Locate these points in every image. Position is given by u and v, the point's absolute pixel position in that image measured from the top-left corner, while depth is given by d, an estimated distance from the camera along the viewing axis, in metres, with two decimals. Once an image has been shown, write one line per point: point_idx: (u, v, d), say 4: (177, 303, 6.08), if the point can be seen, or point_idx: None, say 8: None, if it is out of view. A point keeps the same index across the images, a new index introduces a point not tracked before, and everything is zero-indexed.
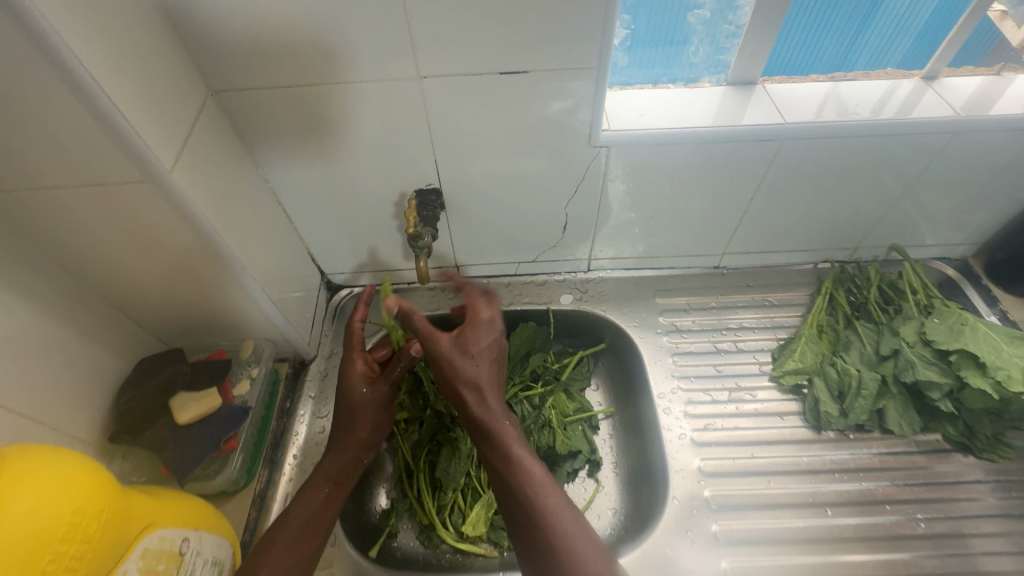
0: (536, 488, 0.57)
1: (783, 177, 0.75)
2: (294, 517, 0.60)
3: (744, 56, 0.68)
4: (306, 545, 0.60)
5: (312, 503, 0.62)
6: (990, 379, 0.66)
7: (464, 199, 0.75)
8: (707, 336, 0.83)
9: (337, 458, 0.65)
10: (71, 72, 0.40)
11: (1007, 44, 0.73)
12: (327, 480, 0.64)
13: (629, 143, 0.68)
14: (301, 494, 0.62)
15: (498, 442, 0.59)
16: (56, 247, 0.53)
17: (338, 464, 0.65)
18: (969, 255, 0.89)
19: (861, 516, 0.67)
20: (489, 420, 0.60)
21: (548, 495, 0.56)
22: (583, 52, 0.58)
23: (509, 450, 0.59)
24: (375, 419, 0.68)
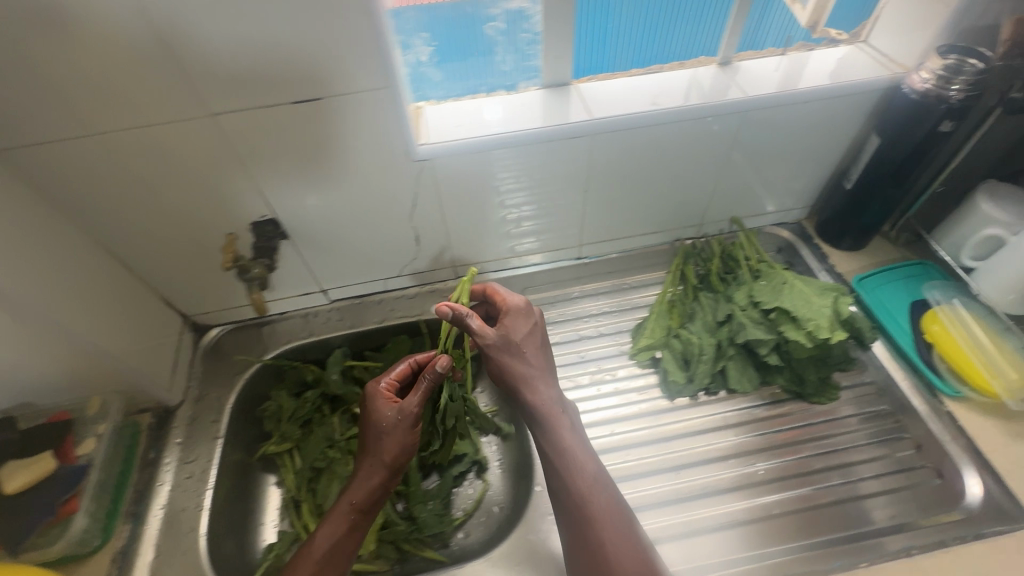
0: (587, 490, 0.62)
1: (610, 169, 0.79)
2: (321, 542, 0.65)
3: (551, 60, 0.73)
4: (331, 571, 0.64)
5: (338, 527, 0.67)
6: (804, 330, 0.72)
7: (305, 227, 0.75)
8: (571, 325, 0.87)
9: (368, 472, 0.69)
10: None
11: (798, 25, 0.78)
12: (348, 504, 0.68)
13: (448, 154, 0.70)
14: (324, 523, 0.67)
15: (549, 432, 0.66)
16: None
17: (362, 491, 0.68)
18: (802, 219, 0.97)
19: (710, 473, 0.72)
20: (547, 407, 0.67)
21: (599, 494, 0.62)
22: (367, 71, 0.59)
23: (564, 443, 0.65)
24: (403, 441, 0.70)
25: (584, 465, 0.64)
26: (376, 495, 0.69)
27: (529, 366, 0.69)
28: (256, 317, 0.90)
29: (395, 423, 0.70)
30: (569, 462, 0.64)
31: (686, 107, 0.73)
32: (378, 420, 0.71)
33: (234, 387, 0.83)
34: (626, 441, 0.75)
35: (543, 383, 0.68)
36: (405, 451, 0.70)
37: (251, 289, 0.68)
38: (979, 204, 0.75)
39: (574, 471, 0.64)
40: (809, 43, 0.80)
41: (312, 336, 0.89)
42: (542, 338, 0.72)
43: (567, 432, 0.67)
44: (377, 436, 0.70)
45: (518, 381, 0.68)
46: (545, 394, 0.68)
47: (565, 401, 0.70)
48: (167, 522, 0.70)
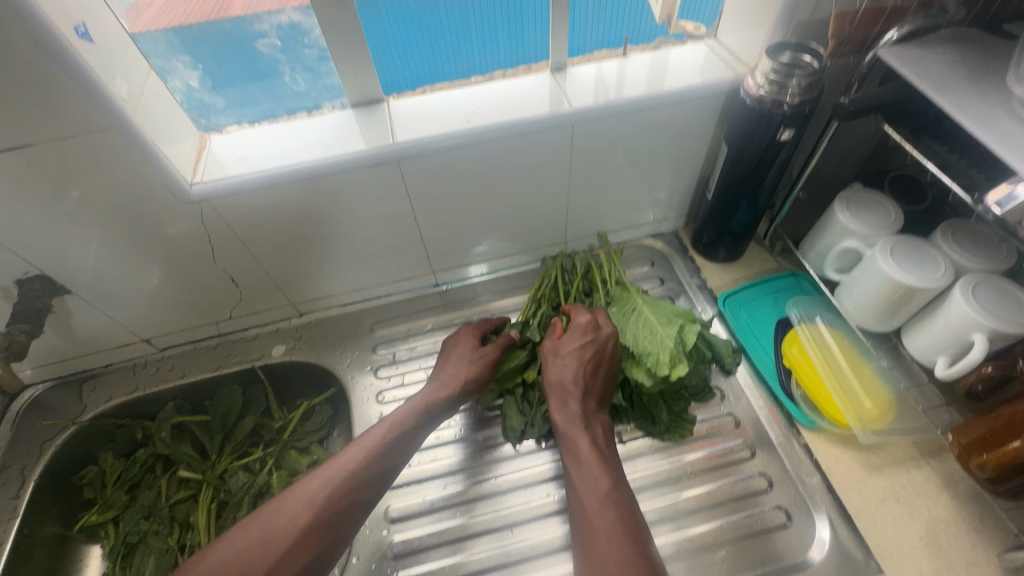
0: (597, 519, 0.53)
1: (438, 193, 0.71)
2: (313, 486, 0.57)
3: (348, 78, 0.64)
4: (292, 530, 0.54)
5: (335, 480, 0.57)
6: (644, 366, 0.65)
7: (86, 279, 0.66)
8: (420, 362, 0.80)
9: (427, 391, 0.66)
10: None
11: (652, 19, 0.70)
12: (362, 449, 0.60)
13: (228, 193, 0.61)
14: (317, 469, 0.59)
15: (571, 446, 0.60)
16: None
17: (433, 396, 0.65)
18: (679, 228, 0.90)
19: (547, 530, 0.64)
20: (568, 426, 0.61)
21: (607, 518, 0.53)
22: (80, 110, 0.50)
23: (582, 456, 0.59)
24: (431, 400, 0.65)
25: (613, 473, 0.58)
26: (425, 409, 0.64)
27: (567, 361, 0.64)
28: (77, 371, 0.81)
29: (473, 359, 0.68)
30: (584, 488, 0.57)
31: (504, 122, 0.65)
32: (461, 351, 0.69)
33: (41, 457, 0.75)
34: (485, 492, 0.67)
35: (569, 364, 0.64)
36: (474, 375, 0.67)
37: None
38: (837, 213, 0.68)
39: (591, 477, 0.57)
40: (667, 39, 0.72)
41: (138, 389, 0.81)
42: (599, 332, 0.66)
43: (587, 442, 0.60)
44: (458, 361, 0.68)
45: (554, 389, 0.64)
46: (573, 374, 0.63)
47: (593, 417, 0.63)
48: None
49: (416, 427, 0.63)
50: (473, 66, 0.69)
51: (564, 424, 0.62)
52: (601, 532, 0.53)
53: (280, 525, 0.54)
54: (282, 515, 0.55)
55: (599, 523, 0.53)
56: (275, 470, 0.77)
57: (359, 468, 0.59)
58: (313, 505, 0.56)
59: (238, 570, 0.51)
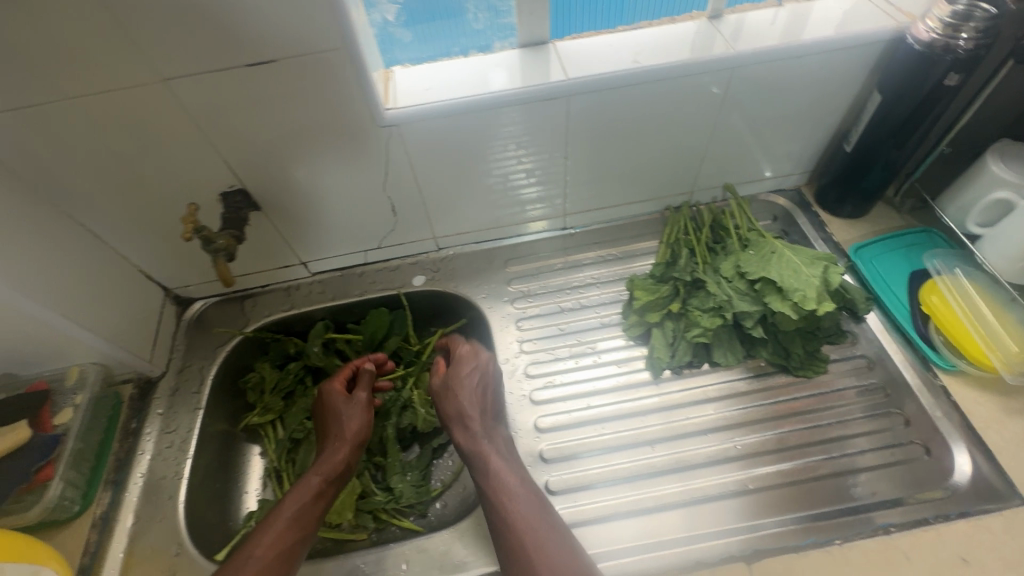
0: (514, 507, 0.60)
1: (592, 133, 0.75)
2: (263, 543, 0.63)
3: (524, 17, 0.69)
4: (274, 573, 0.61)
5: (291, 532, 0.65)
6: (789, 302, 0.68)
7: (276, 197, 0.73)
8: (553, 298, 0.84)
9: (327, 458, 0.72)
10: None
11: None
12: (298, 501, 0.67)
13: (418, 118, 0.67)
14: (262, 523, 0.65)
15: (478, 459, 0.66)
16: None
17: (327, 464, 0.71)
18: (801, 185, 0.92)
19: (689, 447, 0.69)
20: (472, 444, 0.67)
21: (515, 506, 0.61)
22: (321, 30, 0.55)
23: (484, 468, 0.65)
24: (341, 454, 0.72)
25: (504, 469, 0.64)
26: (326, 476, 0.70)
27: (463, 385, 0.71)
28: (241, 289, 0.90)
29: (351, 410, 0.75)
30: (499, 483, 0.63)
31: (667, 66, 0.68)
32: (336, 409, 0.76)
33: (216, 359, 0.84)
34: (625, 411, 0.73)
35: (454, 396, 0.71)
36: (360, 427, 0.74)
37: (216, 259, 0.64)
38: (989, 165, 0.69)
39: (493, 476, 0.64)
40: None
41: (293, 307, 0.89)
42: (488, 372, 0.73)
43: (495, 452, 0.66)
44: (336, 418, 0.75)
45: (453, 420, 0.70)
46: (467, 402, 0.70)
47: (493, 429, 0.69)
48: (147, 490, 0.71)
49: (342, 471, 0.71)
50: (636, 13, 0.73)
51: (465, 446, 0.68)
52: (513, 523, 0.60)
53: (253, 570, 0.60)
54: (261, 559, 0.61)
55: (513, 514, 0.60)
56: (416, 387, 0.85)
57: (304, 519, 0.67)
58: (274, 554, 0.62)
59: None
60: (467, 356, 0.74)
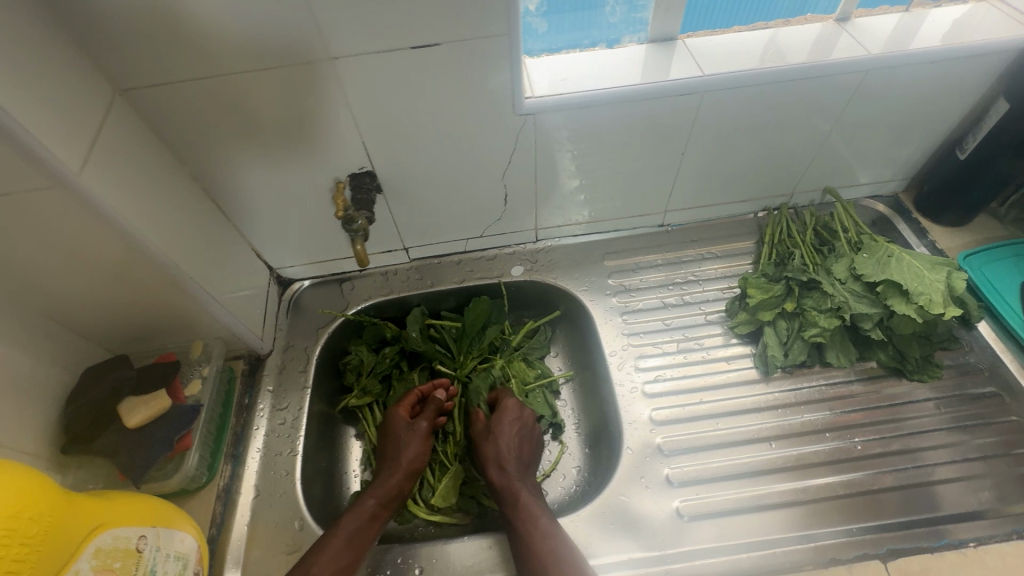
0: (547, 531, 0.63)
1: (712, 131, 0.76)
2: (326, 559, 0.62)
3: (660, 13, 0.70)
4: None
5: (347, 553, 0.64)
6: (914, 305, 0.68)
7: (401, 180, 0.75)
8: (655, 293, 0.85)
9: (382, 483, 0.72)
10: None
11: None
12: (355, 521, 0.66)
13: (556, 108, 0.68)
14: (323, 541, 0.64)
15: (510, 497, 0.68)
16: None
17: (385, 488, 0.71)
18: (899, 191, 0.92)
19: (806, 446, 0.70)
20: (508, 481, 0.70)
21: (541, 525, 0.64)
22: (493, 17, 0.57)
23: (518, 501, 0.67)
24: (400, 480, 0.72)
25: (528, 508, 0.66)
26: (383, 501, 0.70)
27: (507, 430, 0.74)
28: (338, 272, 0.91)
29: (410, 438, 0.75)
30: (528, 512, 0.66)
31: (804, 65, 0.69)
32: (395, 436, 0.76)
33: (318, 340, 0.84)
34: (740, 406, 0.74)
35: (500, 439, 0.73)
36: (416, 457, 0.74)
37: (353, 240, 0.72)
38: None
39: (517, 514, 0.66)
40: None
41: (391, 292, 0.89)
42: (525, 423, 0.76)
43: (526, 492, 0.69)
44: (395, 445, 0.75)
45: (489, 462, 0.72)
46: (509, 448, 0.73)
47: (526, 475, 0.72)
48: (266, 465, 0.71)
49: (395, 496, 0.71)
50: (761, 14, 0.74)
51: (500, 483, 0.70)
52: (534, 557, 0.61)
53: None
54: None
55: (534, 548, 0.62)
56: (512, 377, 0.85)
57: (360, 541, 0.65)
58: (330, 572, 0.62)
59: None
60: (507, 403, 0.77)
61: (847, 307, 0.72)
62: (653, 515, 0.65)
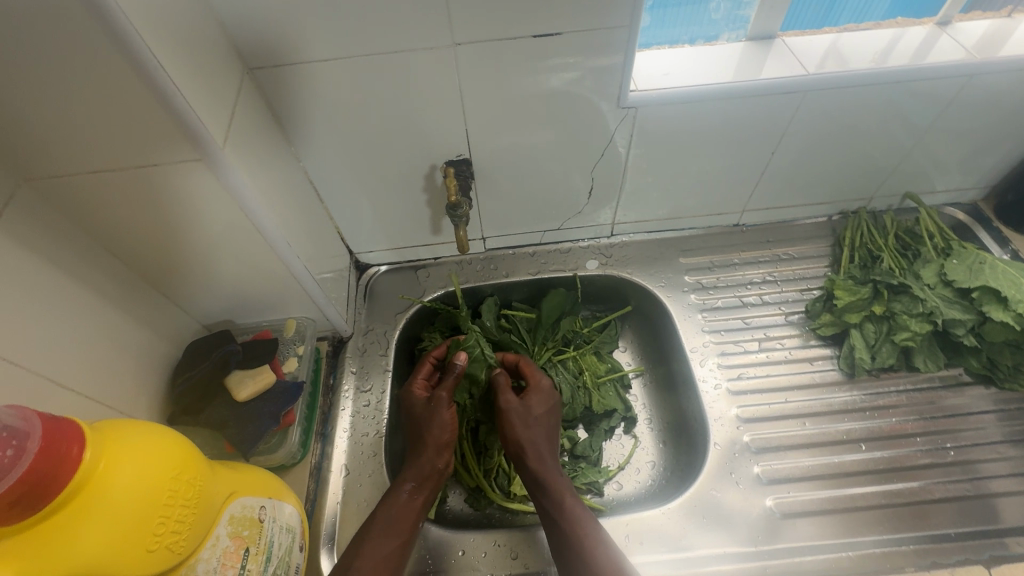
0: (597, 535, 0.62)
1: (804, 131, 0.76)
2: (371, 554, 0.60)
3: (763, 10, 0.70)
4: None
5: (389, 543, 0.61)
6: (1012, 313, 0.68)
7: (493, 169, 0.76)
8: (733, 291, 0.86)
9: (415, 465, 0.68)
10: (142, 61, 0.42)
11: None
12: (393, 511, 0.64)
13: (657, 102, 0.69)
14: (366, 536, 0.61)
15: (555, 496, 0.66)
16: (93, 220, 0.53)
17: (418, 471, 0.68)
18: (979, 199, 0.91)
19: (890, 449, 0.71)
20: (549, 473, 0.68)
21: (592, 528, 0.62)
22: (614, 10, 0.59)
23: (564, 497, 0.66)
24: (433, 462, 0.68)
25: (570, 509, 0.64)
26: (415, 487, 0.66)
27: (541, 416, 0.72)
28: (413, 260, 0.91)
29: (437, 417, 0.71)
30: (576, 512, 0.64)
31: (908, 67, 0.69)
32: (421, 415, 0.71)
33: (397, 325, 0.85)
34: (823, 407, 0.75)
35: (538, 425, 0.71)
36: (444, 436, 0.70)
37: (457, 226, 0.74)
38: None
39: (558, 517, 0.64)
40: None
41: (467, 281, 0.90)
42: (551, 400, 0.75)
43: (570, 489, 0.67)
44: (422, 425, 0.71)
45: (524, 450, 0.70)
46: (545, 433, 0.71)
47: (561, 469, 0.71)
48: (353, 445, 0.73)
49: (430, 477, 0.68)
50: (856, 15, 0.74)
51: (537, 475, 0.68)
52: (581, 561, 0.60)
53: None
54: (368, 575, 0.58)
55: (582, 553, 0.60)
56: (585, 369, 0.84)
57: (401, 528, 0.63)
58: (377, 566, 0.60)
59: None
60: (541, 386, 0.75)
61: (940, 312, 0.71)
62: (744, 510, 0.66)
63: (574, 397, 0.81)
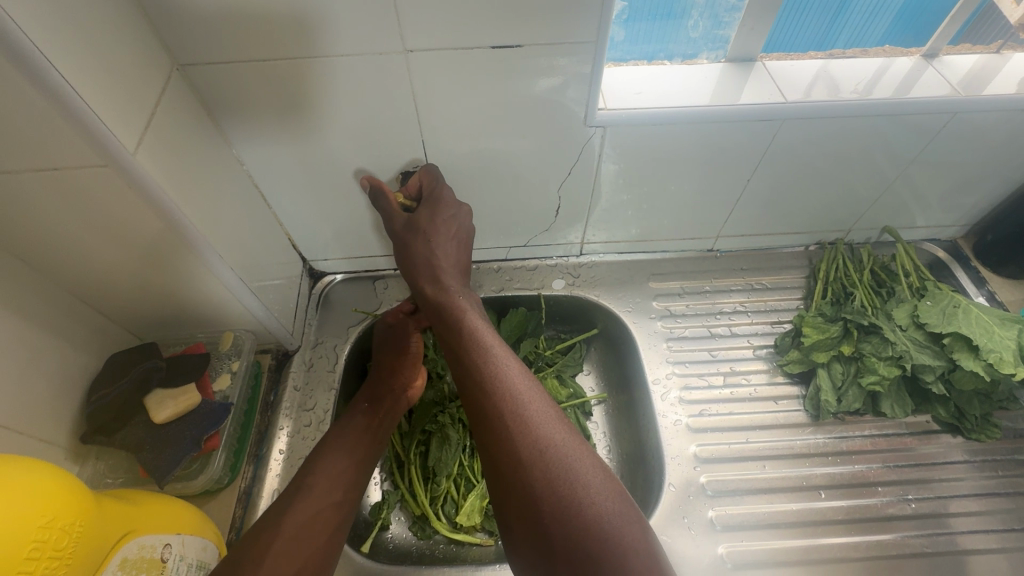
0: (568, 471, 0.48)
1: (782, 160, 0.73)
2: (327, 467, 0.59)
3: (745, 31, 0.66)
4: (329, 500, 0.57)
5: (343, 462, 0.61)
6: (982, 362, 0.66)
7: (453, 181, 0.72)
8: (702, 321, 0.83)
9: (371, 386, 0.70)
10: (28, 61, 0.38)
11: (1006, 23, 0.70)
12: (348, 431, 0.64)
13: (627, 122, 0.65)
14: (325, 454, 0.61)
15: (507, 409, 0.52)
16: None
17: (378, 386, 0.70)
18: (958, 236, 0.89)
19: (851, 499, 0.69)
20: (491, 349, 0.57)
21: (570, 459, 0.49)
22: (579, 23, 0.55)
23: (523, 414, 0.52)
24: (393, 380, 0.70)
25: (568, 500, 0.47)
26: (370, 407, 0.67)
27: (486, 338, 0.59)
28: (370, 270, 0.87)
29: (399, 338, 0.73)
30: (539, 446, 0.50)
31: (891, 100, 0.66)
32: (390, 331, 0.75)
33: (349, 339, 0.80)
34: (786, 449, 0.72)
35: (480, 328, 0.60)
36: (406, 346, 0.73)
37: None
38: None
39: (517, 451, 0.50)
40: (1016, 43, 0.71)
41: None
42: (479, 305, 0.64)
43: (520, 384, 0.54)
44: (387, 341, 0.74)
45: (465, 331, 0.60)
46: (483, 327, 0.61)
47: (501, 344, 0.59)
48: (288, 468, 0.69)
49: (384, 396, 0.69)
50: (832, 42, 0.71)
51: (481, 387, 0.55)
52: (550, 515, 0.46)
53: (316, 498, 0.57)
54: (321, 488, 0.58)
55: (556, 506, 0.46)
56: None
57: (356, 447, 0.63)
58: (331, 484, 0.58)
59: (314, 532, 0.54)
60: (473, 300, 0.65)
61: (910, 358, 0.68)
62: (696, 557, 0.64)
63: None
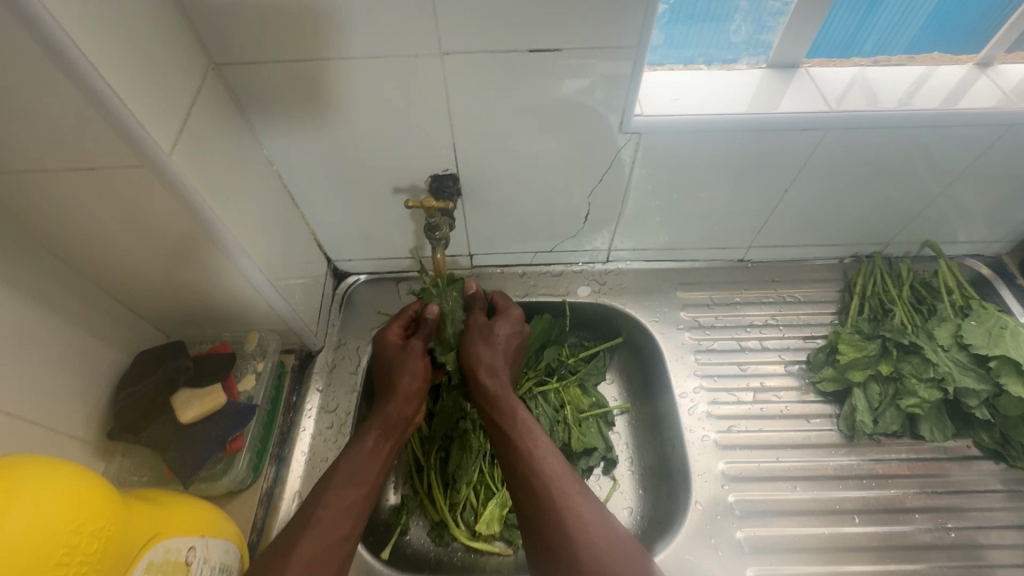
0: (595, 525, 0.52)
1: (822, 170, 0.70)
2: (339, 496, 0.56)
3: (789, 37, 0.64)
4: (338, 533, 0.55)
5: (353, 492, 0.57)
6: None
7: (481, 185, 0.71)
8: (731, 333, 0.81)
9: (382, 411, 0.65)
10: (71, 62, 0.38)
11: None
12: (356, 460, 0.60)
13: (663, 128, 0.63)
14: (330, 487, 0.57)
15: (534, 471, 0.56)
16: (31, 222, 0.48)
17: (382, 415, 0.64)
18: (1003, 252, 0.85)
19: (886, 525, 0.66)
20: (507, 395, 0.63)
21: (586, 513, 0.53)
22: (620, 27, 0.54)
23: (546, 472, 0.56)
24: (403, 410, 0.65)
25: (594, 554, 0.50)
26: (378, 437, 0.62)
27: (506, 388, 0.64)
28: (394, 272, 0.86)
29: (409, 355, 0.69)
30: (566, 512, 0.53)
31: (942, 112, 0.63)
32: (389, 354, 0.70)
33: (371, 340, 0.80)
34: (817, 470, 0.70)
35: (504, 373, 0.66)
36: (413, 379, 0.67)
37: (435, 249, 0.71)
38: None
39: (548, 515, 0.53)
40: None
41: None
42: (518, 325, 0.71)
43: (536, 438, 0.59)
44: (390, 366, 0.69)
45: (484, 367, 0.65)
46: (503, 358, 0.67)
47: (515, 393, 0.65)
48: (310, 471, 0.68)
49: (397, 425, 0.65)
50: (858, 46, 0.68)
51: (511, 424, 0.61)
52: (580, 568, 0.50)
53: (326, 531, 0.54)
54: (328, 523, 0.54)
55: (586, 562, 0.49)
56: (566, 403, 0.78)
57: (366, 475, 0.59)
58: (339, 515, 0.55)
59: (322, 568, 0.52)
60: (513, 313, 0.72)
61: (953, 380, 0.66)
62: None
63: (551, 432, 0.75)
